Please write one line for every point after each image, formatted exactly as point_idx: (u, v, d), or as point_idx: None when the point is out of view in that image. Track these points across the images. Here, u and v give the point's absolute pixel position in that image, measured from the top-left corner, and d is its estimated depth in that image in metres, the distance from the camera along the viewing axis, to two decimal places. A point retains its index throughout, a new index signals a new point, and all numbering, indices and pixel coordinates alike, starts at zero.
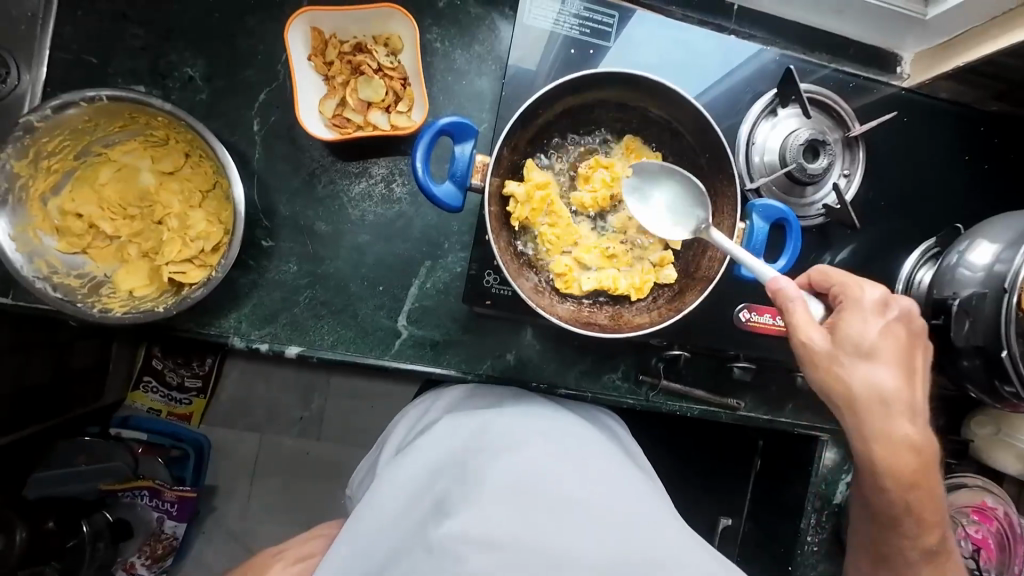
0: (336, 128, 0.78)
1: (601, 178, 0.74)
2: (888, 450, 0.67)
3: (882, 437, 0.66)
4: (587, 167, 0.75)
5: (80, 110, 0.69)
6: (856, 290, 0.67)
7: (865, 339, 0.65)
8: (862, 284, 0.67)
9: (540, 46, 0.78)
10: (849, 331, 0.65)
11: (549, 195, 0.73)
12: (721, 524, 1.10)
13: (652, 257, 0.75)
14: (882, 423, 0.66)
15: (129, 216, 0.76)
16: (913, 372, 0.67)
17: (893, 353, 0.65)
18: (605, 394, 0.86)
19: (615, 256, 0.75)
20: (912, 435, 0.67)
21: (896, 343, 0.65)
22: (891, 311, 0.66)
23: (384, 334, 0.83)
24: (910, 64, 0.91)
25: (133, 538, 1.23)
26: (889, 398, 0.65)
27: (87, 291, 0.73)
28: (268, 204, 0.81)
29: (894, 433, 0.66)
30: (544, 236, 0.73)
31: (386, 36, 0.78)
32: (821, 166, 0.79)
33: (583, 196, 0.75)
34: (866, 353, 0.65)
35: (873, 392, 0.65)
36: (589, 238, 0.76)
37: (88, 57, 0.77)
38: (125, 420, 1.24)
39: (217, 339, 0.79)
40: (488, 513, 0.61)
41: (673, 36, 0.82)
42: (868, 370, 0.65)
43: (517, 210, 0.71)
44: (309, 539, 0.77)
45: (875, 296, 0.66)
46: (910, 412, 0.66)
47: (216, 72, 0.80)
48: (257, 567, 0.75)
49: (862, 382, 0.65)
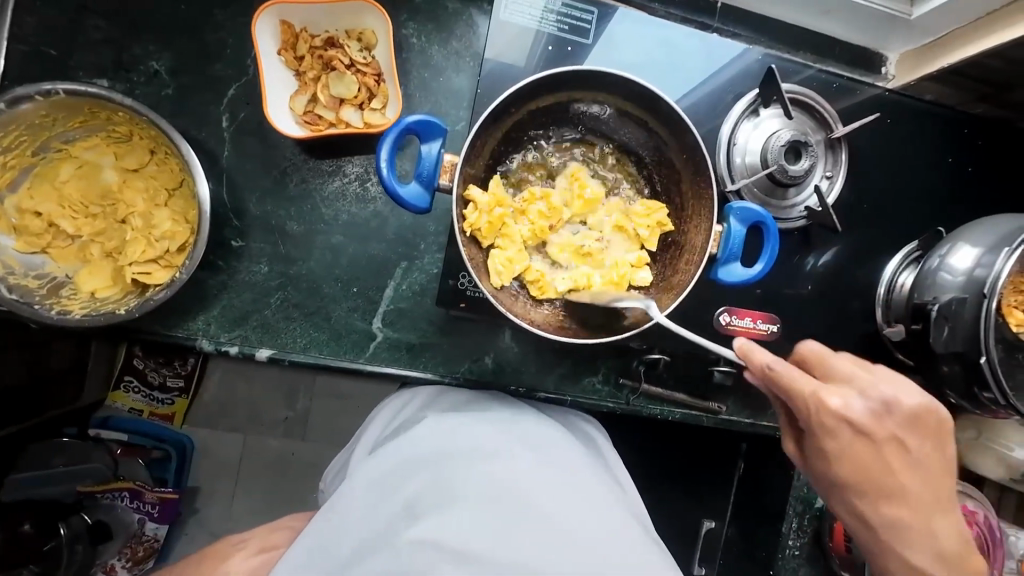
0: (307, 125, 0.76)
1: (538, 209, 0.73)
2: (890, 566, 0.68)
3: (885, 554, 0.68)
4: (522, 200, 0.73)
5: (36, 104, 0.66)
6: (808, 412, 0.62)
7: (831, 469, 0.65)
8: (825, 389, 0.61)
9: (518, 42, 0.77)
10: (815, 461, 0.66)
11: (504, 214, 0.71)
12: (704, 528, 1.09)
13: (630, 257, 0.74)
14: (876, 543, 0.68)
15: (91, 214, 0.74)
16: (898, 488, 0.64)
17: (864, 478, 0.64)
18: (584, 399, 0.85)
19: (589, 254, 0.75)
20: (918, 552, 0.66)
21: (862, 463, 0.63)
22: (854, 426, 0.61)
23: (358, 337, 0.81)
24: (895, 65, 0.90)
25: (113, 540, 1.20)
26: (877, 521, 0.66)
27: (45, 292, 0.70)
28: (237, 203, 0.79)
29: (893, 552, 0.67)
30: (494, 257, 0.70)
31: (358, 30, 0.76)
32: (803, 167, 0.77)
33: (524, 228, 0.73)
34: (835, 481, 0.66)
35: (861, 502, 0.66)
36: (563, 237, 0.74)
37: (48, 50, 0.74)
38: (105, 420, 1.21)
39: (184, 342, 0.77)
40: (458, 518, 0.60)
41: (654, 34, 0.80)
42: (845, 481, 0.65)
43: (473, 217, 0.68)
44: (275, 530, 0.74)
45: (832, 414, 0.61)
46: (912, 528, 0.66)
47: (183, 66, 0.77)
48: (219, 556, 0.73)
49: (842, 506, 0.68)
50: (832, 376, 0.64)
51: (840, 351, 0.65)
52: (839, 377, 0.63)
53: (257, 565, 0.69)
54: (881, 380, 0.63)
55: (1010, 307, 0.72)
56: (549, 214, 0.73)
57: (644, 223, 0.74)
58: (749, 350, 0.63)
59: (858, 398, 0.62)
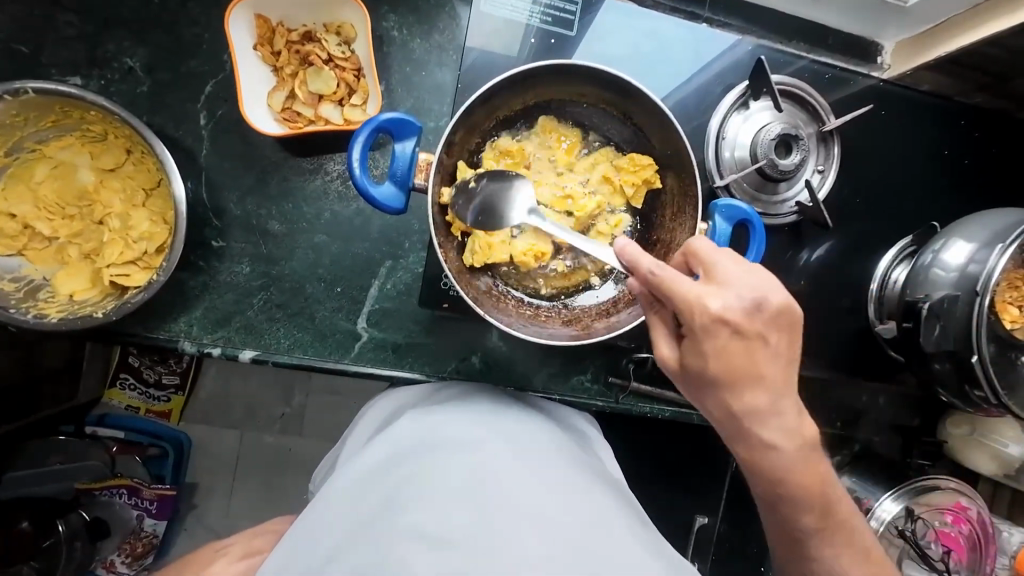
0: (286, 122, 0.74)
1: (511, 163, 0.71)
2: (759, 464, 0.62)
3: (751, 455, 0.62)
4: (495, 156, 0.71)
5: (6, 104, 0.65)
6: (684, 305, 0.55)
7: (704, 367, 0.57)
8: (704, 287, 0.55)
9: (501, 35, 0.75)
10: (687, 357, 0.58)
11: None
12: (697, 523, 1.07)
13: (609, 219, 0.74)
14: (742, 437, 0.61)
15: (68, 215, 0.73)
16: (765, 380, 0.57)
17: (734, 373, 0.57)
18: (572, 397, 0.84)
19: (572, 198, 0.71)
20: (778, 441, 0.60)
21: (734, 359, 0.56)
22: (729, 321, 0.55)
23: (342, 337, 0.80)
24: (891, 54, 0.87)
25: (111, 536, 1.18)
26: (742, 416, 0.59)
27: (21, 295, 0.69)
28: (217, 202, 0.78)
29: (756, 450, 0.61)
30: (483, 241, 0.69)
31: (337, 24, 0.75)
32: (793, 161, 0.76)
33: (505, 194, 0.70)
34: (706, 384, 0.58)
35: (735, 406, 0.59)
36: (547, 182, 0.72)
37: (19, 47, 0.73)
38: (101, 418, 1.20)
39: (167, 344, 0.76)
40: (441, 511, 0.59)
41: (641, 24, 0.78)
42: (715, 382, 0.58)
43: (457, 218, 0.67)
44: (258, 535, 0.74)
45: (709, 310, 0.54)
46: (770, 420, 0.59)
47: (159, 63, 0.75)
48: (201, 560, 0.72)
49: (714, 409, 0.60)
50: (715, 271, 0.57)
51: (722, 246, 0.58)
52: (718, 273, 0.56)
53: (240, 568, 0.68)
54: (754, 271, 0.57)
55: (1004, 303, 0.70)
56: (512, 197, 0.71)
57: (630, 180, 0.72)
58: (634, 256, 0.57)
59: (732, 291, 0.55)
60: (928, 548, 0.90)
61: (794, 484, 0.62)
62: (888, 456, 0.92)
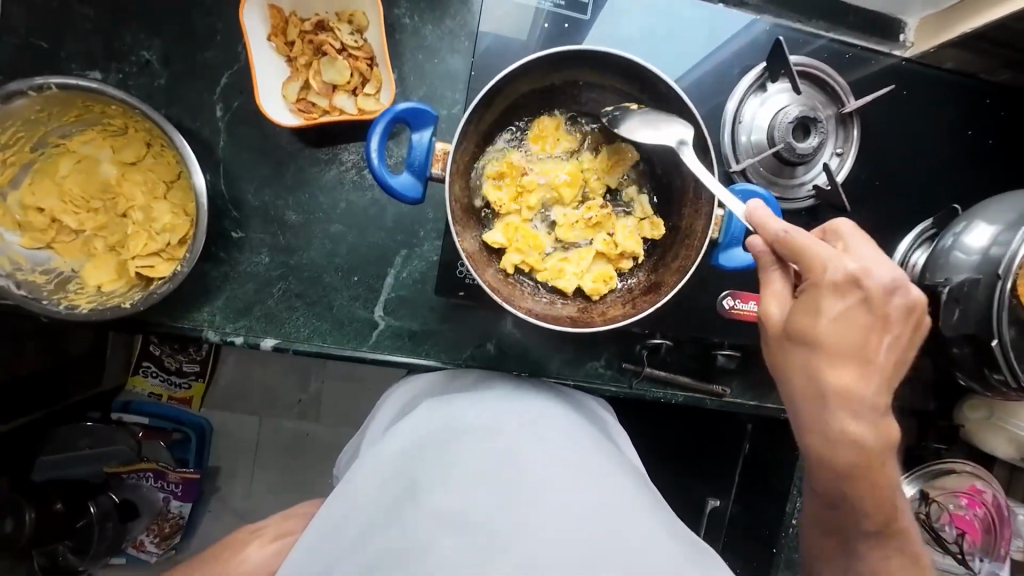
0: (301, 113, 0.75)
1: (524, 177, 0.72)
2: (826, 444, 0.62)
3: (825, 432, 0.62)
4: (506, 166, 0.71)
5: (29, 99, 0.67)
6: (816, 257, 0.58)
7: (813, 328, 0.59)
8: (835, 253, 0.58)
9: (513, 20, 0.74)
10: (797, 314, 0.60)
11: (519, 221, 0.72)
12: (709, 506, 1.10)
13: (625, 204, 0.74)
14: (818, 415, 0.62)
15: (93, 208, 0.74)
16: (879, 364, 0.60)
17: (842, 343, 0.59)
18: (587, 383, 0.84)
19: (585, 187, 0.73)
20: (857, 427, 0.61)
21: (850, 328, 0.59)
22: (861, 289, 0.58)
23: (360, 325, 0.81)
24: (914, 31, 0.84)
25: (140, 517, 1.23)
26: (831, 389, 0.60)
27: (53, 288, 0.72)
28: (235, 193, 0.79)
29: (839, 427, 0.61)
30: (527, 260, 0.71)
31: (349, 13, 0.75)
32: (811, 145, 0.74)
33: (524, 206, 0.72)
34: (807, 338, 0.59)
35: (834, 370, 0.60)
36: (556, 173, 0.72)
37: (39, 43, 0.74)
38: (127, 404, 1.23)
39: (192, 333, 0.78)
40: (467, 491, 0.60)
41: (657, 5, 0.76)
42: (828, 339, 0.59)
43: (506, 260, 0.71)
44: (290, 517, 0.76)
45: (839, 272, 0.58)
46: (863, 403, 0.60)
47: (174, 55, 0.76)
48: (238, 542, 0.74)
49: (801, 370, 0.61)
50: (854, 249, 0.60)
51: (864, 234, 0.62)
52: (858, 249, 0.60)
53: (274, 551, 0.70)
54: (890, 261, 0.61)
55: None
56: (513, 200, 0.71)
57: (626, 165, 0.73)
58: (765, 215, 0.60)
59: (866, 263, 0.59)
60: (943, 531, 0.91)
61: (867, 476, 0.64)
62: (903, 441, 0.93)
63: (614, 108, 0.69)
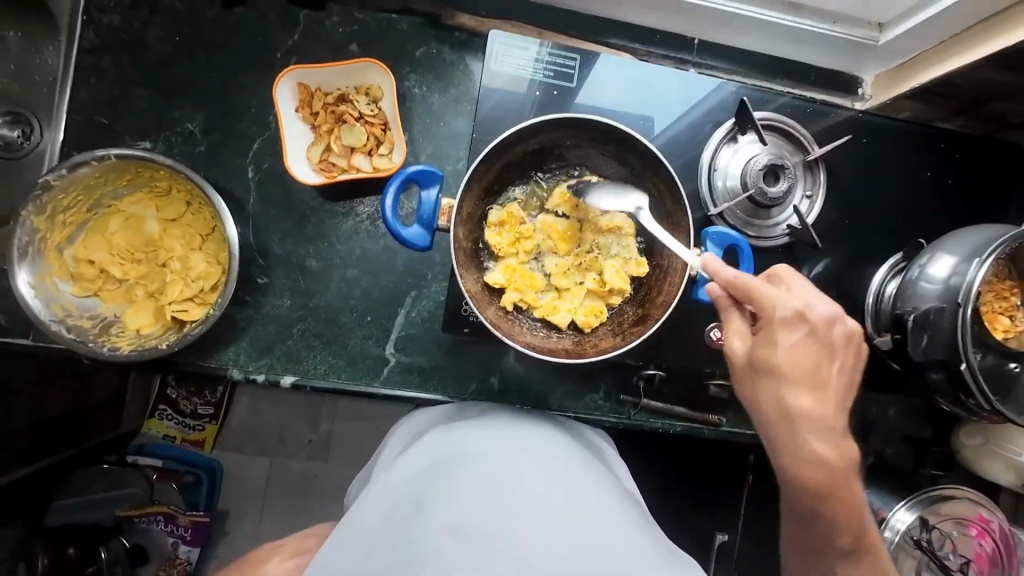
0: (323, 172, 0.85)
1: (520, 226, 0.79)
2: (796, 464, 0.66)
3: (791, 454, 0.66)
4: (505, 215, 0.79)
5: (91, 168, 0.77)
6: (767, 298, 0.64)
7: (773, 357, 0.64)
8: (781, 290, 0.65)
9: (510, 88, 0.84)
10: (758, 346, 0.65)
11: (517, 264, 0.79)
12: (718, 540, 1.07)
13: (615, 249, 0.81)
14: (789, 437, 0.65)
15: (136, 260, 0.83)
16: (831, 388, 0.65)
17: (801, 370, 0.64)
18: (587, 414, 0.89)
19: (572, 238, 0.80)
20: (823, 447, 0.65)
21: (804, 356, 0.64)
22: (808, 322, 0.64)
23: (372, 362, 0.87)
24: (871, 85, 0.94)
25: (149, 563, 1.24)
26: (794, 413, 0.65)
27: (98, 331, 0.79)
28: (262, 244, 0.87)
29: (807, 447, 0.65)
30: (525, 299, 0.78)
31: (366, 86, 0.86)
32: (781, 189, 0.82)
33: (522, 252, 0.80)
34: (770, 367, 0.64)
35: (794, 394, 0.64)
36: (545, 229, 0.80)
37: (100, 119, 0.85)
38: (141, 447, 1.28)
39: (217, 371, 0.84)
40: (467, 507, 0.64)
41: (637, 71, 0.87)
42: (790, 367, 0.64)
43: (506, 298, 0.78)
44: (306, 536, 0.79)
45: (789, 308, 0.64)
46: (824, 423, 0.65)
47: (214, 126, 0.87)
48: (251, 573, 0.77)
49: (768, 397, 0.66)
50: (796, 286, 0.66)
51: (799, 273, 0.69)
52: (797, 286, 0.66)
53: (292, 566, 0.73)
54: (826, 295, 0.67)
55: (991, 313, 0.76)
56: (511, 245, 0.79)
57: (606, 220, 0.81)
58: (715, 265, 0.67)
59: (805, 297, 0.65)
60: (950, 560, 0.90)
61: (837, 495, 0.66)
62: (899, 468, 0.95)
63: (576, 180, 0.81)
